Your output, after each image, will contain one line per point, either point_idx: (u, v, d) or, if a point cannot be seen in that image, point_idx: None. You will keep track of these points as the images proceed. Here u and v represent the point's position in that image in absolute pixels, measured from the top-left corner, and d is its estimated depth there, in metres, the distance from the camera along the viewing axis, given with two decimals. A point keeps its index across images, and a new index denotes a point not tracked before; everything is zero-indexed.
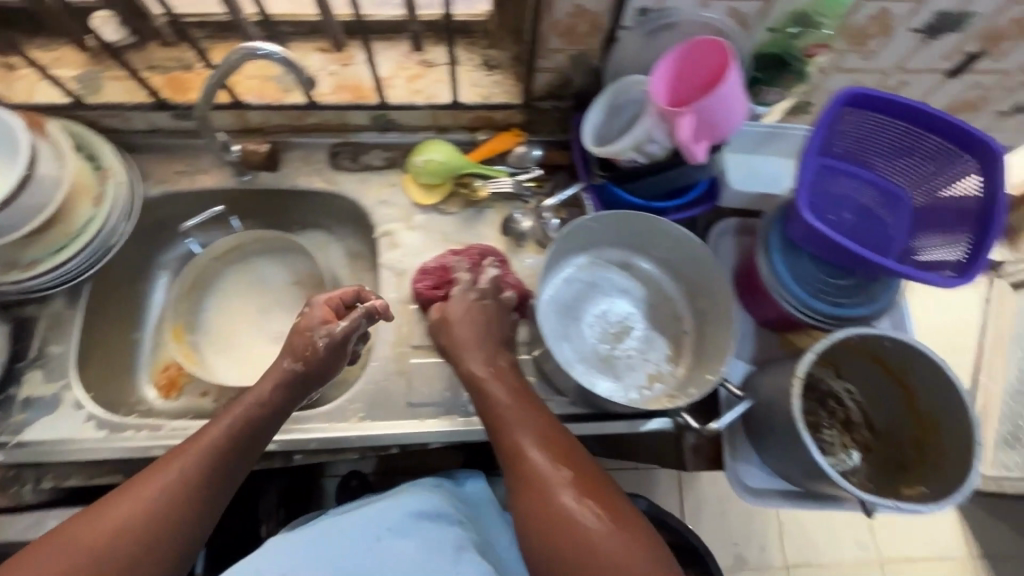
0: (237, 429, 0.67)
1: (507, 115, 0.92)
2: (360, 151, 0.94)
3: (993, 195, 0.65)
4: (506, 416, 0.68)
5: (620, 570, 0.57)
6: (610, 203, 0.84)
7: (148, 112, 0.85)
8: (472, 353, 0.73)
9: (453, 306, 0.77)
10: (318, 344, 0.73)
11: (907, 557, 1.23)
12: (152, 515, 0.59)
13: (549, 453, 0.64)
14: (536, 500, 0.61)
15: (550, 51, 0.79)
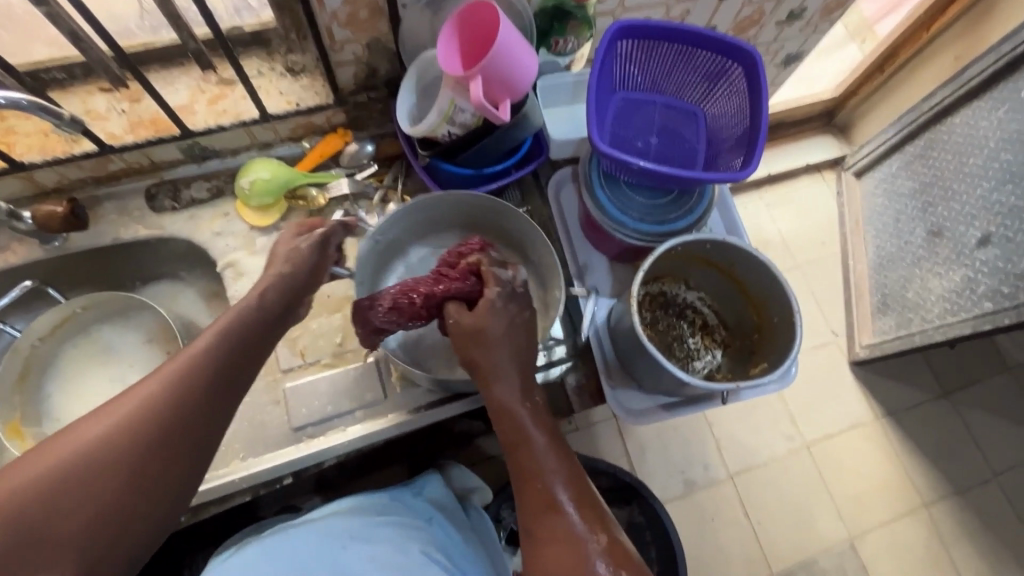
0: (242, 327, 0.55)
1: (326, 116, 0.89)
2: (179, 185, 0.88)
3: (757, 100, 0.71)
4: (547, 467, 0.59)
5: None
6: (446, 180, 0.84)
7: None
8: (507, 381, 0.62)
9: (485, 314, 0.63)
10: (301, 245, 0.63)
11: (826, 434, 1.35)
12: (143, 429, 0.47)
13: (579, 504, 0.57)
14: (562, 555, 0.53)
15: (341, 43, 0.77)
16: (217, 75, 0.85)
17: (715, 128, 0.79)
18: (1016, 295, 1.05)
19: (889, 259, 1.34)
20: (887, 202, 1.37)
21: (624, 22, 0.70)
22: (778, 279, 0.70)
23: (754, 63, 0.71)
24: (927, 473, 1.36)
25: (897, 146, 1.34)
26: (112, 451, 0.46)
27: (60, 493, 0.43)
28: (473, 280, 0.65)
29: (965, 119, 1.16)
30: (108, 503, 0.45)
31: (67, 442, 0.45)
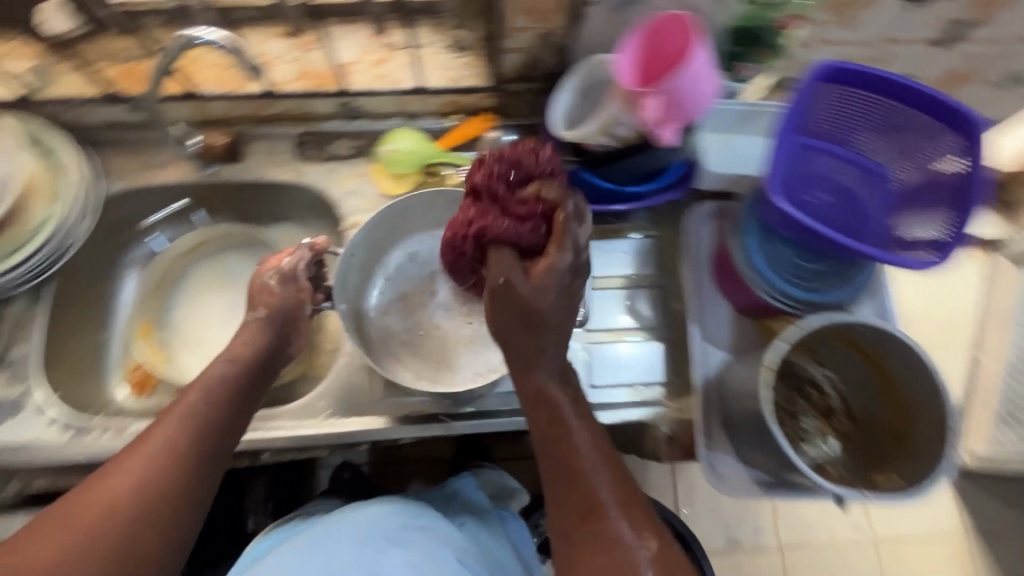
0: (227, 378, 0.67)
1: (477, 99, 0.88)
2: (325, 139, 0.90)
3: (971, 174, 0.62)
4: (588, 464, 0.56)
5: None
6: (586, 189, 0.80)
7: (104, 106, 0.83)
8: (543, 363, 0.59)
9: (529, 281, 0.57)
10: (268, 281, 0.77)
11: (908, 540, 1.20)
12: (161, 466, 0.58)
13: (621, 502, 0.55)
14: (612, 563, 0.53)
15: (514, 30, 0.75)
16: (386, 42, 0.87)
17: (899, 200, 0.69)
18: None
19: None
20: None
21: (825, 65, 0.64)
22: (938, 380, 0.61)
23: (972, 132, 0.62)
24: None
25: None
26: (139, 487, 0.56)
27: (105, 526, 0.54)
28: (542, 227, 0.60)
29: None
30: (144, 529, 0.55)
31: (97, 490, 0.55)
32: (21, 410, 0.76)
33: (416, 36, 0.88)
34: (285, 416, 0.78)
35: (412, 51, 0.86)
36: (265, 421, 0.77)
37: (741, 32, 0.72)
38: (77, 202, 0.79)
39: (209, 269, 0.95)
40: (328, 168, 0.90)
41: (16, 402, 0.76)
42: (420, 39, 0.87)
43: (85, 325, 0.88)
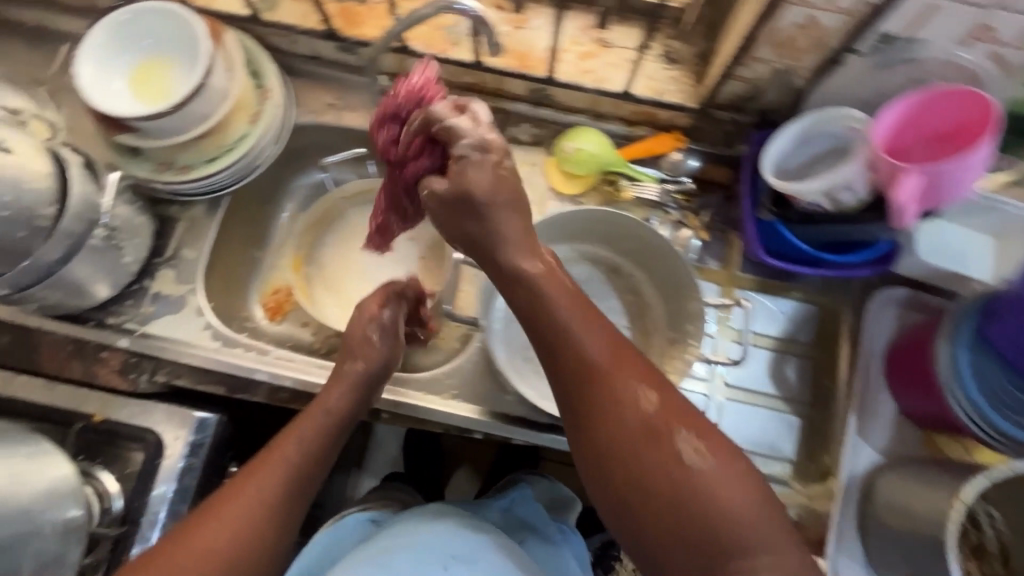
0: (319, 433, 0.68)
1: (675, 116, 0.83)
2: (509, 120, 0.88)
3: None
4: (581, 338, 0.51)
5: (692, 478, 0.46)
6: (774, 243, 0.75)
7: (316, 39, 0.85)
8: (518, 245, 0.55)
9: (479, 185, 0.54)
10: (372, 336, 0.74)
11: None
12: (250, 523, 0.59)
13: (614, 363, 0.50)
14: (618, 435, 0.48)
15: (754, 60, 0.70)
16: (599, 37, 0.83)
17: None
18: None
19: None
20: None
21: None
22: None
23: None
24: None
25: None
26: (229, 546, 0.57)
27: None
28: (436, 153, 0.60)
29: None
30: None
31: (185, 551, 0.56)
32: (180, 308, 0.80)
33: (631, 38, 0.84)
34: (410, 383, 0.79)
35: (624, 52, 0.83)
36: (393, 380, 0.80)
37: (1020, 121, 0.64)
38: (273, 128, 0.82)
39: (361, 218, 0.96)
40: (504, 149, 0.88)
41: (178, 300, 0.80)
42: (634, 41, 0.83)
43: (242, 240, 0.92)
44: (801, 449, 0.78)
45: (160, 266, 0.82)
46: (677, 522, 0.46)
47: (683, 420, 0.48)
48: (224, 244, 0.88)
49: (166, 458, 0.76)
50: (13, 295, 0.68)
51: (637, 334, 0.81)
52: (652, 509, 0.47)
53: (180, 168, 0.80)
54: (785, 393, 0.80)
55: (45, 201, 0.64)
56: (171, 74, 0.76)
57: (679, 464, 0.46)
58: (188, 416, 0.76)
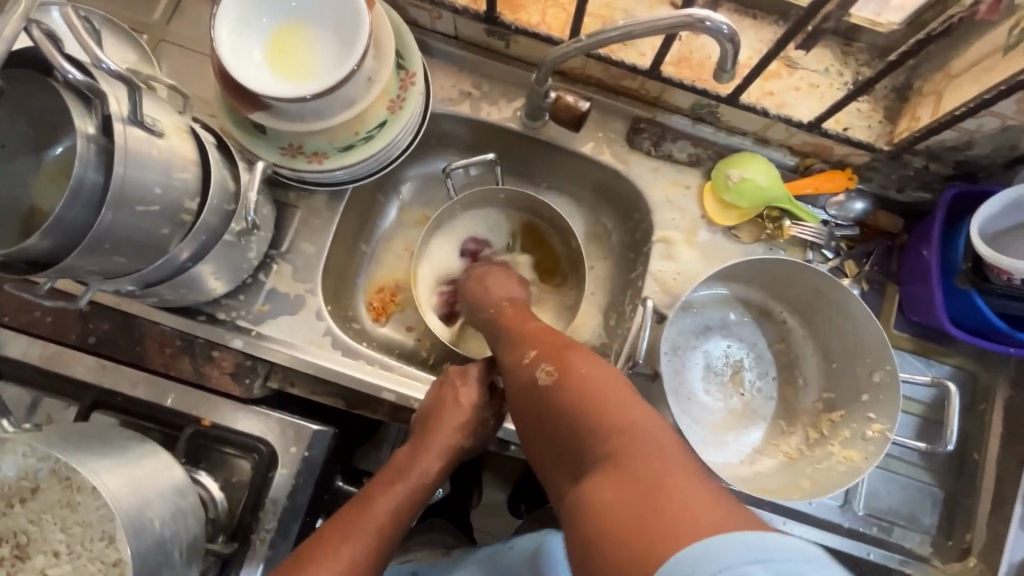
0: (409, 499, 0.61)
1: (854, 154, 0.76)
2: (665, 134, 0.80)
3: None
4: (517, 339, 0.60)
5: (547, 375, 0.52)
6: (961, 311, 0.69)
7: (466, 20, 0.75)
8: (500, 287, 0.72)
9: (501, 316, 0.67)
10: (489, 420, 0.70)
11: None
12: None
13: (546, 354, 0.54)
14: (517, 378, 0.55)
15: (986, 112, 0.62)
16: (784, 54, 0.75)
17: None
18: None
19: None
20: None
21: None
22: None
23: None
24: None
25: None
26: None
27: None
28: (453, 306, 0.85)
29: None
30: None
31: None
32: (298, 310, 0.73)
33: (821, 60, 0.75)
34: None
35: (811, 75, 0.74)
36: None
37: None
38: (413, 121, 0.73)
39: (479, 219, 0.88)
40: (655, 165, 0.80)
41: (297, 300, 0.74)
42: (824, 65, 0.74)
43: (353, 233, 0.84)
44: (941, 523, 0.74)
45: (276, 260, 0.74)
46: (545, 411, 0.50)
47: (555, 339, 0.56)
48: (339, 238, 0.81)
49: (279, 471, 0.68)
50: (136, 291, 0.60)
51: (785, 386, 0.76)
52: (560, 426, 0.49)
53: (311, 155, 0.71)
54: (931, 464, 0.76)
55: (191, 193, 0.56)
56: (313, 51, 0.66)
57: (533, 377, 0.53)
58: (305, 428, 0.69)
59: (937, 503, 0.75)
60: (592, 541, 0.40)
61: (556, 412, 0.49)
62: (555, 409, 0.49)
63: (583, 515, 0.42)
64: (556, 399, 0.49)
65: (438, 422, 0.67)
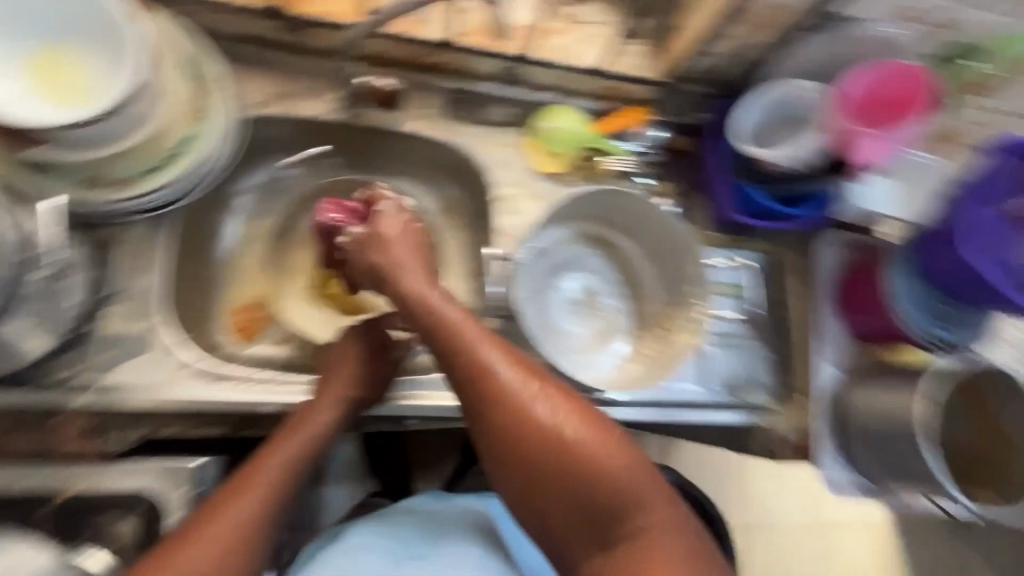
0: (306, 451, 0.65)
1: (642, 90, 0.87)
2: (478, 102, 0.85)
3: None
4: (478, 349, 0.60)
5: (565, 443, 0.56)
6: (748, 202, 0.84)
7: (256, 21, 0.74)
8: (419, 276, 0.68)
9: (447, 307, 0.64)
10: (385, 373, 0.74)
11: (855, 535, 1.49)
12: (226, 551, 0.56)
13: (529, 385, 0.58)
14: (526, 443, 0.56)
15: (721, 35, 0.75)
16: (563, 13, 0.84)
17: None
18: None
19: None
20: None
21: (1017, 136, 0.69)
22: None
23: None
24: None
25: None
26: None
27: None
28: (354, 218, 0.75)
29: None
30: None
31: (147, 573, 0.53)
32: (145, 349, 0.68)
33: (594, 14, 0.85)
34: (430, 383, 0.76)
35: (590, 28, 0.84)
36: (412, 391, 0.75)
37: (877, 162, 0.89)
38: (224, 128, 0.71)
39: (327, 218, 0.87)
40: (479, 130, 0.86)
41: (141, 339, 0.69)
42: (600, 17, 0.85)
43: (193, 259, 0.79)
44: (779, 377, 0.89)
45: (105, 304, 0.69)
46: (559, 478, 0.55)
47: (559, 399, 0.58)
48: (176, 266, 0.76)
49: (169, 517, 0.64)
50: None
51: (635, 301, 0.87)
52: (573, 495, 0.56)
53: (115, 183, 0.66)
54: (760, 332, 0.90)
55: None
56: (85, 75, 0.62)
57: (549, 442, 0.56)
58: (184, 467, 0.65)
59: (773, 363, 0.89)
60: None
61: (575, 481, 0.55)
62: (574, 481, 0.55)
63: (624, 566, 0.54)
64: (579, 473, 0.55)
65: (327, 382, 0.71)
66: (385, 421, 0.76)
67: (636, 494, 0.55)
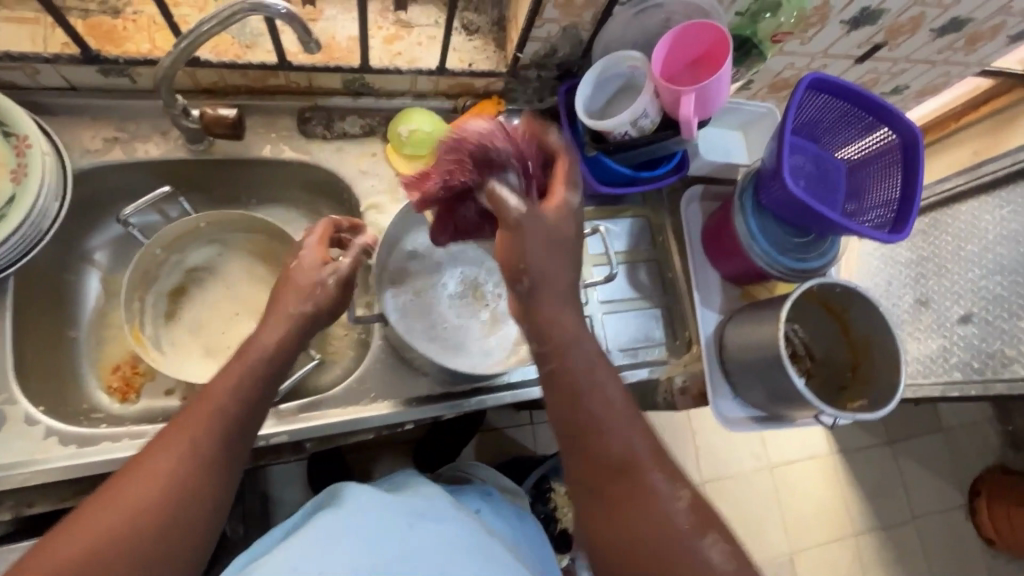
0: (251, 373, 0.60)
1: (490, 82, 0.90)
2: (334, 116, 0.86)
3: (909, 181, 0.79)
4: (607, 405, 0.56)
5: (647, 491, 0.54)
6: (605, 174, 0.88)
7: (69, 68, 0.71)
8: (551, 282, 0.60)
9: (608, 372, 0.58)
10: (328, 283, 0.67)
11: (788, 460, 1.62)
12: (180, 485, 0.53)
13: (669, 480, 0.54)
14: (612, 479, 0.54)
15: (544, 21, 0.79)
16: (398, 19, 0.85)
17: (860, 187, 0.86)
18: (986, 371, 1.08)
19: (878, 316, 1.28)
20: (882, 266, 1.27)
21: (813, 76, 0.76)
22: (884, 314, 0.78)
23: (912, 142, 0.79)
24: (859, 504, 1.65)
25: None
26: (137, 526, 0.50)
27: (115, 548, 0.48)
28: (508, 148, 0.64)
29: (968, 211, 1.15)
30: (160, 546, 0.50)
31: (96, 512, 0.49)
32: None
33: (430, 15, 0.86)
34: (320, 402, 0.76)
35: (427, 29, 0.85)
36: (303, 415, 0.75)
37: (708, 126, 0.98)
38: (51, 184, 0.68)
39: (196, 255, 0.85)
40: (336, 145, 0.86)
41: None
42: (432, 17, 0.86)
43: (48, 325, 0.76)
44: (667, 331, 0.94)
45: None
46: (635, 524, 0.53)
47: (632, 433, 0.56)
48: (27, 336, 0.72)
49: None
50: None
51: None
52: (647, 547, 0.52)
53: None
54: (643, 293, 0.95)
55: None
56: None
57: (637, 485, 0.54)
58: None
59: (659, 319, 0.94)
60: None
61: (650, 533, 0.52)
62: (648, 534, 0.52)
63: None
64: (660, 521, 0.53)
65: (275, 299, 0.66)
66: (281, 449, 0.75)
67: (709, 558, 0.51)
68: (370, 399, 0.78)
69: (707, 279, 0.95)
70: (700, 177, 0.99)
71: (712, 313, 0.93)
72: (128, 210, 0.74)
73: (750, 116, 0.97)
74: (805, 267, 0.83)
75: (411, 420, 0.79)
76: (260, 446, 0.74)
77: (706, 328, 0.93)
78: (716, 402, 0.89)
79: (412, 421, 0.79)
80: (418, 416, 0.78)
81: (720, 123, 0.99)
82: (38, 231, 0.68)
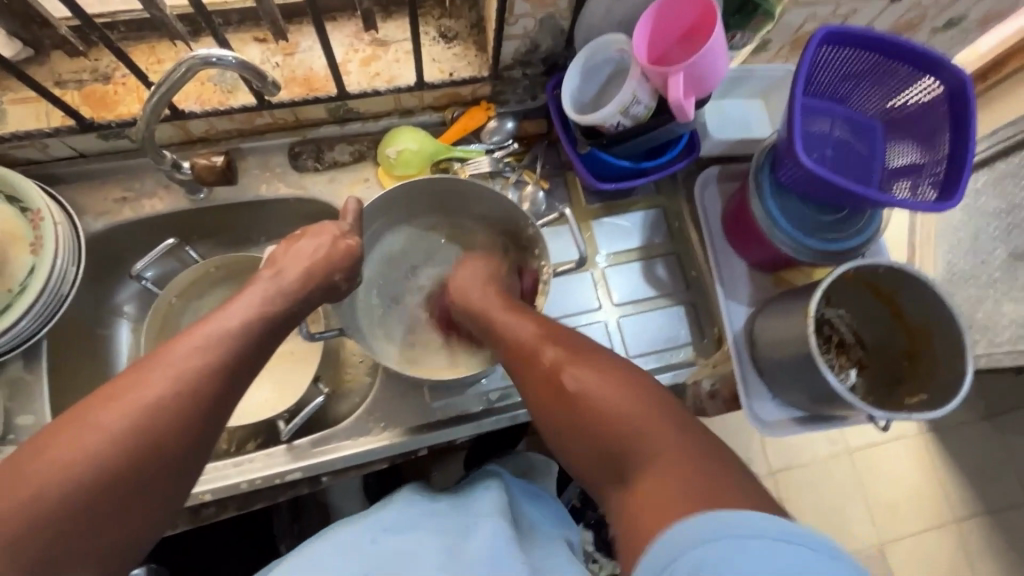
0: (256, 312, 0.60)
1: (474, 89, 0.86)
2: (322, 146, 0.86)
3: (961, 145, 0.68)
4: (490, 312, 0.69)
5: (525, 339, 0.62)
6: (605, 171, 0.82)
7: (71, 140, 0.76)
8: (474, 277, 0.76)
9: (488, 302, 0.71)
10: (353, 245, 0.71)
11: (870, 443, 1.43)
12: (191, 392, 0.51)
13: (544, 340, 0.60)
14: (507, 347, 0.64)
15: (517, 18, 0.74)
16: (373, 39, 0.83)
17: (906, 145, 0.74)
18: None
19: (955, 278, 1.11)
20: (964, 218, 1.10)
21: (826, 28, 0.66)
22: (944, 300, 0.67)
23: (961, 90, 0.67)
24: (960, 487, 1.44)
25: (981, 162, 1.11)
26: (141, 429, 0.48)
27: (128, 448, 0.47)
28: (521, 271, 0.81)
29: None
30: (171, 457, 0.49)
31: (85, 427, 0.47)
32: None
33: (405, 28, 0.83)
34: (333, 434, 0.76)
35: (403, 43, 0.83)
36: (317, 449, 0.76)
37: (718, 100, 0.89)
38: (66, 251, 0.73)
39: (212, 297, 0.89)
40: (328, 176, 0.86)
41: None
42: (408, 31, 0.83)
43: (86, 380, 0.82)
44: (693, 329, 0.86)
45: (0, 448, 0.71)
46: (522, 370, 0.60)
47: (518, 315, 0.66)
48: (65, 391, 0.79)
49: None
50: None
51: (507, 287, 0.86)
52: (533, 380, 0.58)
53: None
54: (663, 290, 0.88)
55: None
56: None
57: (516, 343, 0.62)
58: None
59: (683, 315, 0.87)
60: (579, 441, 0.52)
61: (532, 364, 0.59)
62: (527, 372, 0.59)
63: (572, 419, 0.53)
64: (536, 348, 0.60)
65: (275, 262, 0.68)
66: (299, 482, 0.77)
67: (581, 364, 0.55)
68: (381, 429, 0.78)
69: (735, 269, 0.87)
70: (716, 156, 0.90)
71: (741, 307, 0.85)
72: (142, 264, 0.78)
73: (768, 82, 0.87)
74: (841, 245, 0.74)
75: (424, 445, 0.79)
76: (277, 483, 0.75)
77: (735, 323, 0.85)
78: (751, 402, 0.82)
79: (426, 445, 0.79)
80: (430, 441, 0.78)
81: (735, 94, 0.89)
82: (63, 295, 0.73)
